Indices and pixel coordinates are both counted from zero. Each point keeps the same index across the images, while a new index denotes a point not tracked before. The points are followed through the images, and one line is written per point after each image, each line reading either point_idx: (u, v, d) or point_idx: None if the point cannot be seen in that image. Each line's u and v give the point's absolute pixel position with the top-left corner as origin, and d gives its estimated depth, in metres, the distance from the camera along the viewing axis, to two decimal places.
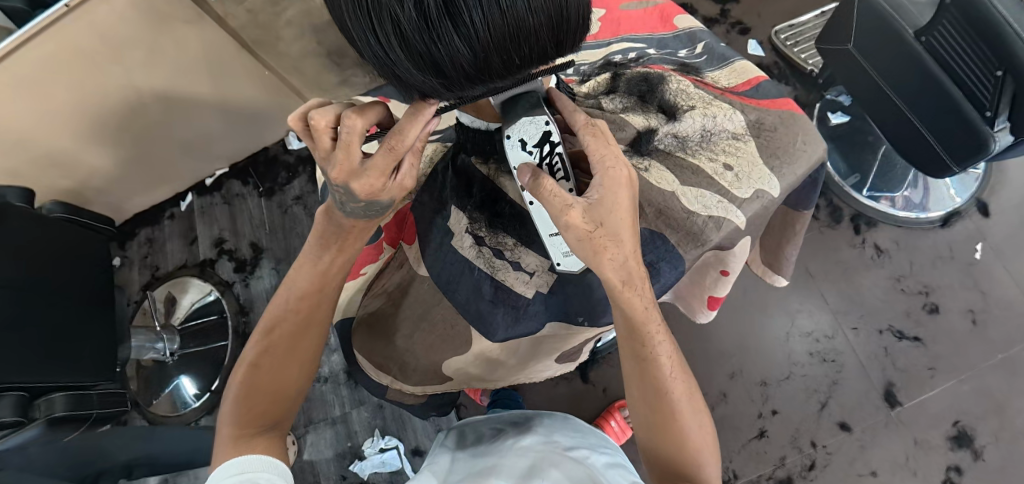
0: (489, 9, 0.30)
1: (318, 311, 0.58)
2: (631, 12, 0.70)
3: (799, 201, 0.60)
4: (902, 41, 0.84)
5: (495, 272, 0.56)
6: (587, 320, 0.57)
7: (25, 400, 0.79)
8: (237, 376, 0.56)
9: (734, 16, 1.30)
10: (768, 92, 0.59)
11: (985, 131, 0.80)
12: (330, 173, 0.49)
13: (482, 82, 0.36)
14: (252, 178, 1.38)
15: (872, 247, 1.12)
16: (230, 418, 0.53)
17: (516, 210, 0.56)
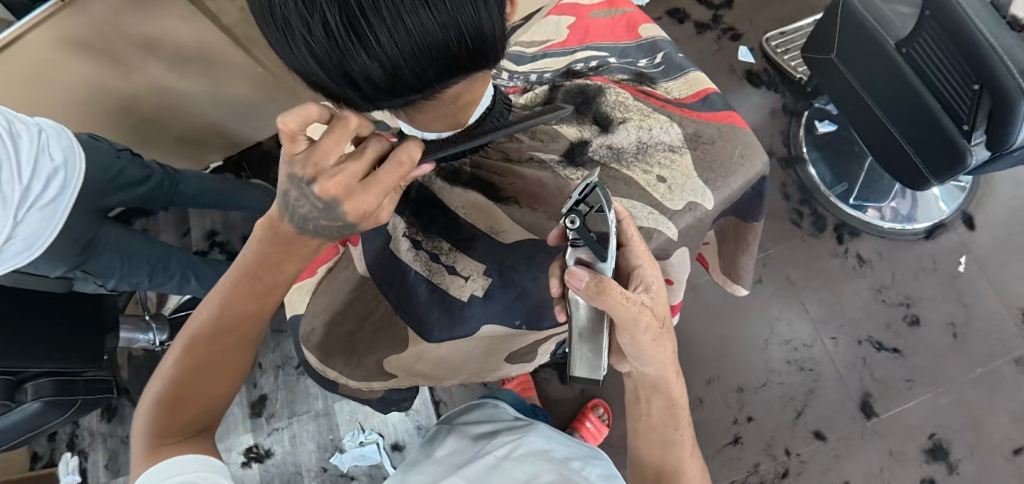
0: (397, 31, 0.31)
1: (251, 329, 0.51)
2: (598, 20, 0.70)
3: (749, 211, 0.61)
4: (882, 52, 0.84)
5: (431, 275, 0.58)
6: (524, 323, 0.59)
7: (11, 383, 0.84)
8: (154, 384, 0.48)
9: (726, 22, 1.31)
10: (714, 103, 0.60)
11: (963, 145, 0.80)
12: (318, 184, 0.41)
13: (403, 94, 0.37)
14: (245, 172, 1.40)
15: (855, 257, 1.12)
16: (143, 428, 0.46)
17: (450, 216, 0.59)
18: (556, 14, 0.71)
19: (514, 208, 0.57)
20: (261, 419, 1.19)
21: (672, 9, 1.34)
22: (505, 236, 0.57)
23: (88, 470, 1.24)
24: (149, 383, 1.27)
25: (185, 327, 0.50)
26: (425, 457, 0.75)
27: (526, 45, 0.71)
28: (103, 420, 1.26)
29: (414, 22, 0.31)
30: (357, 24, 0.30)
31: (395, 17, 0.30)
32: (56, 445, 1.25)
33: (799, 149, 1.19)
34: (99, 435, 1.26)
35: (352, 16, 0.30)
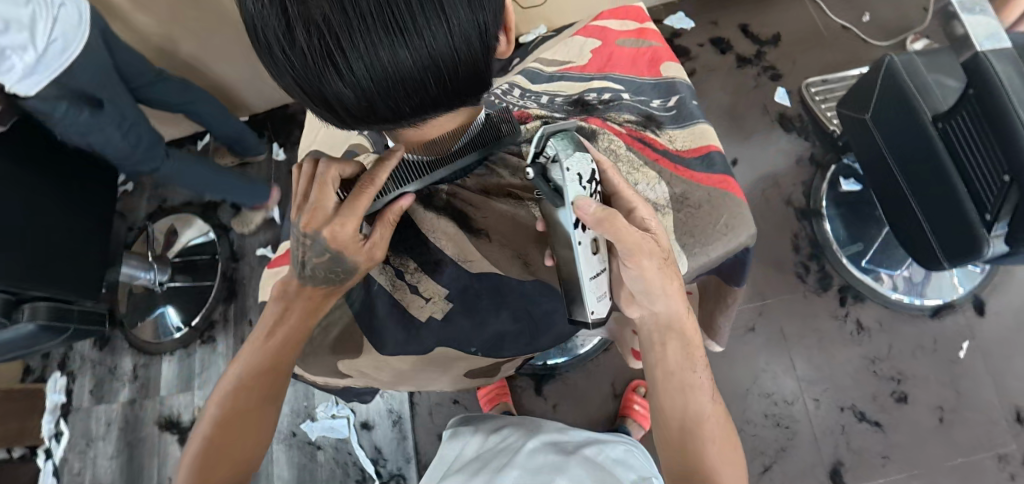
0: (369, 62, 0.35)
1: (278, 382, 0.57)
2: (624, 49, 0.73)
3: (731, 275, 0.63)
4: (916, 122, 0.81)
5: (395, 291, 0.62)
6: (479, 350, 0.63)
7: (8, 302, 0.84)
8: (189, 453, 0.54)
9: (769, 60, 1.30)
10: (713, 162, 0.63)
11: (982, 234, 0.76)
12: (301, 220, 0.52)
13: (377, 118, 0.41)
14: (267, 131, 1.41)
15: (854, 322, 1.10)
16: (185, 473, 0.52)
17: (420, 234, 0.62)
18: (585, 37, 0.75)
19: (485, 240, 0.61)
20: None
21: (717, 38, 1.33)
22: (470, 265, 0.61)
23: (74, 392, 1.28)
24: (144, 320, 1.30)
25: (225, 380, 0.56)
26: (450, 458, 0.76)
27: (555, 63, 0.75)
28: (95, 347, 1.31)
29: (383, 55, 0.35)
30: (332, 51, 0.35)
31: (365, 50, 0.35)
32: (48, 364, 1.31)
33: (818, 203, 1.17)
34: (89, 361, 1.30)
35: (328, 45, 0.34)
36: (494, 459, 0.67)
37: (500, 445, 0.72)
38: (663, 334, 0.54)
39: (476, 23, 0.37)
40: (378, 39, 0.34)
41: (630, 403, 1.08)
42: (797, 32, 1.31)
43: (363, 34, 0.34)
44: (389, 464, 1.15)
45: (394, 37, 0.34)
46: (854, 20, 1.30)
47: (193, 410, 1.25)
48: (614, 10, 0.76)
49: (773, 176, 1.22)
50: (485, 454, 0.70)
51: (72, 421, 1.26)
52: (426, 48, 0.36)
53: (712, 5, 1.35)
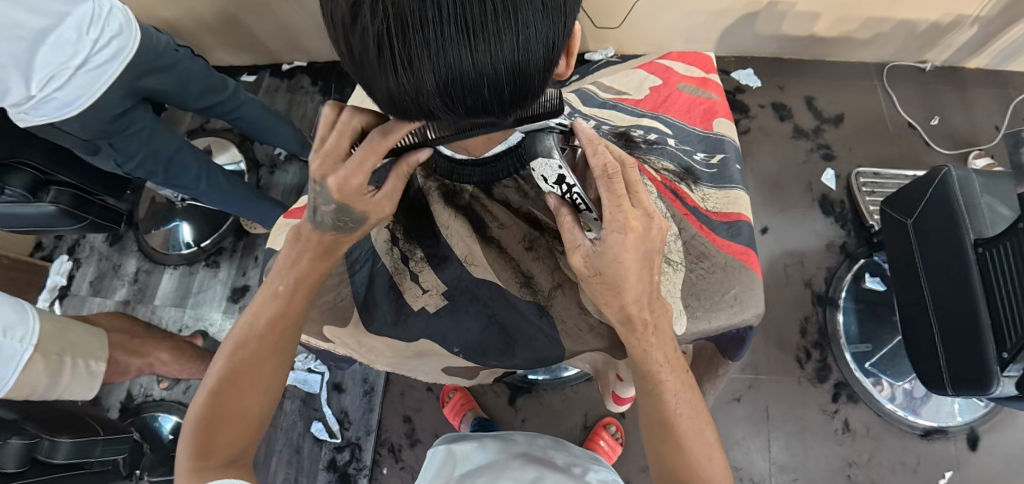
0: (436, 59, 0.35)
1: (284, 333, 0.56)
2: (681, 94, 0.73)
3: (727, 348, 0.63)
4: (957, 243, 0.79)
5: (396, 273, 0.63)
6: (461, 352, 0.63)
7: (39, 182, 0.86)
8: (195, 405, 0.53)
9: (825, 139, 1.28)
10: (738, 233, 0.63)
11: (993, 371, 0.74)
12: (312, 160, 0.48)
13: (422, 113, 0.41)
14: (322, 82, 1.44)
15: (841, 421, 1.07)
16: (187, 450, 0.51)
17: (434, 227, 0.63)
18: (647, 73, 0.75)
19: (493, 249, 0.62)
20: (235, 306, 1.29)
21: (779, 103, 1.32)
22: (474, 269, 0.61)
23: (75, 278, 1.32)
24: (156, 230, 1.33)
25: (219, 349, 0.55)
26: (447, 454, 0.73)
27: (611, 90, 0.75)
28: (106, 242, 1.35)
29: (449, 56, 0.34)
30: (394, 38, 0.34)
31: (433, 44, 0.34)
32: (59, 244, 1.35)
33: (837, 292, 1.14)
34: (98, 253, 1.35)
35: (392, 32, 0.34)
36: (477, 472, 0.64)
37: (505, 453, 0.69)
38: (646, 368, 0.51)
39: (546, 43, 0.37)
40: (447, 37, 0.34)
41: (596, 438, 1.07)
42: (862, 118, 1.29)
43: (437, 32, 0.33)
44: (350, 430, 1.16)
45: (464, 38, 0.34)
46: (922, 120, 1.28)
47: (179, 326, 1.28)
48: (681, 53, 0.76)
49: (799, 254, 1.20)
50: (489, 462, 0.66)
51: (67, 304, 1.30)
52: (493, 57, 0.35)
53: (784, 69, 1.33)
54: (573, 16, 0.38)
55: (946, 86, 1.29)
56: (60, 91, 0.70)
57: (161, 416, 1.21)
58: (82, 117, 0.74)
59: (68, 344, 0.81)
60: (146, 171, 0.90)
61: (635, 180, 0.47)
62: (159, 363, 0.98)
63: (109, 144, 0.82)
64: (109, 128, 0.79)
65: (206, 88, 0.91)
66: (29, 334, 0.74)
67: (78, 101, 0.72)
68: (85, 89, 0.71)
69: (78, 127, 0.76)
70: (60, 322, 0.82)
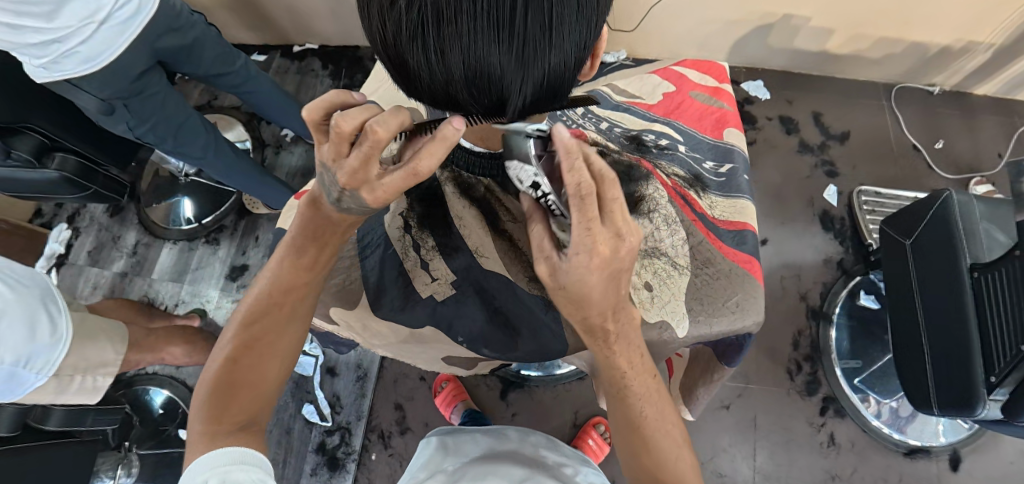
0: (466, 50, 0.35)
1: (300, 305, 0.56)
2: (693, 102, 0.73)
3: (727, 355, 0.64)
4: (956, 264, 0.80)
5: (405, 260, 0.63)
6: (465, 341, 0.63)
7: (43, 147, 0.86)
8: (211, 367, 0.54)
9: (830, 155, 1.29)
10: (744, 242, 0.64)
11: (980, 394, 0.75)
12: (340, 179, 0.45)
13: (445, 101, 0.41)
14: (332, 66, 1.43)
15: (827, 434, 1.09)
16: (202, 410, 0.52)
17: (447, 217, 0.64)
18: (660, 79, 0.75)
19: (504, 242, 0.63)
20: (233, 284, 1.29)
21: (787, 117, 1.32)
22: (484, 261, 0.63)
23: (74, 247, 1.32)
24: (158, 203, 1.32)
25: (236, 314, 0.56)
26: (438, 450, 0.73)
27: (624, 94, 0.75)
28: (107, 213, 1.35)
29: (479, 49, 0.35)
30: (429, 27, 0.35)
31: (465, 37, 0.34)
32: (59, 212, 1.35)
33: (831, 308, 1.15)
34: (98, 223, 1.34)
35: (428, 22, 0.34)
36: (466, 466, 0.64)
37: (496, 450, 0.69)
38: (613, 373, 0.51)
39: (575, 46, 0.37)
40: (479, 31, 0.34)
41: (584, 437, 1.08)
42: (868, 136, 1.30)
43: (469, 25, 0.34)
44: (341, 415, 1.16)
45: (495, 35, 0.34)
46: (927, 143, 1.29)
47: (175, 301, 1.28)
48: (696, 61, 0.76)
49: (796, 267, 1.21)
50: (478, 456, 0.67)
51: (63, 273, 1.30)
52: (521, 52, 0.35)
53: (794, 83, 1.34)
54: (602, 22, 0.39)
55: (952, 110, 1.30)
56: (83, 46, 0.70)
57: (152, 390, 1.21)
58: (102, 75, 0.74)
59: (84, 356, 0.79)
60: (156, 136, 0.90)
61: (611, 195, 0.40)
62: (172, 358, 0.99)
63: (123, 106, 0.82)
64: (127, 89, 0.79)
65: (219, 56, 0.93)
66: (49, 362, 0.72)
67: (101, 59, 0.72)
68: (107, 45, 0.72)
69: (96, 86, 0.76)
70: (78, 321, 0.80)
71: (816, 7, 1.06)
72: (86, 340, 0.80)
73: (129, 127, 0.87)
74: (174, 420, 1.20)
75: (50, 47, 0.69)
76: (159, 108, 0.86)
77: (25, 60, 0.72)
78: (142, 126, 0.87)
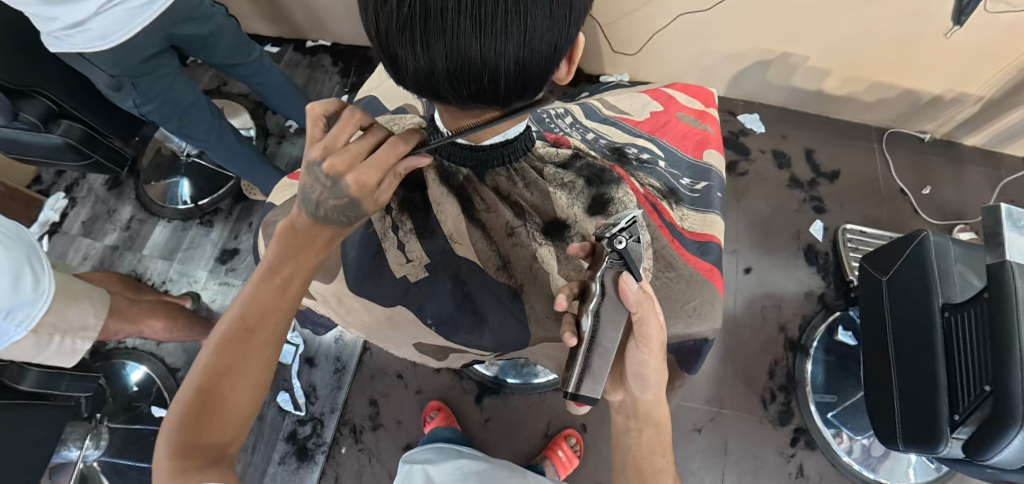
0: (450, 43, 0.37)
1: (276, 323, 0.53)
2: (679, 121, 0.76)
3: (686, 359, 0.69)
4: (927, 304, 0.81)
5: (384, 239, 0.64)
6: (433, 325, 0.65)
7: (50, 113, 0.88)
8: (179, 400, 0.49)
9: (819, 192, 1.32)
10: (707, 252, 0.66)
11: (942, 431, 0.76)
12: (329, 160, 0.47)
13: (431, 91, 0.43)
14: (342, 63, 1.46)
15: (796, 465, 1.09)
16: (171, 447, 0.47)
17: (427, 202, 0.65)
18: (650, 97, 0.78)
19: (477, 230, 0.64)
20: (222, 267, 1.30)
21: (780, 151, 1.36)
22: (457, 247, 0.64)
23: (68, 216, 1.33)
24: (156, 181, 1.34)
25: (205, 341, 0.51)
26: None
27: (614, 109, 0.78)
28: (105, 186, 1.37)
29: (463, 43, 0.37)
30: (418, 20, 0.37)
31: (449, 31, 0.37)
32: (58, 181, 1.36)
33: (809, 341, 1.16)
34: (95, 196, 1.36)
35: (415, 15, 0.37)
36: None
37: None
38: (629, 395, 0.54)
39: (549, 47, 0.40)
40: (462, 27, 0.36)
41: (554, 448, 1.07)
42: (857, 176, 1.33)
43: (453, 19, 0.36)
44: (316, 405, 1.16)
45: (476, 31, 0.37)
46: (914, 188, 1.32)
47: (162, 279, 1.29)
48: (686, 84, 0.79)
49: (777, 298, 1.23)
50: None
51: (55, 241, 1.31)
52: (501, 49, 0.38)
53: (789, 120, 1.38)
54: (578, 26, 0.41)
55: (940, 159, 1.33)
56: (96, 24, 0.72)
57: (129, 364, 1.20)
58: (114, 52, 0.77)
59: (64, 318, 0.80)
60: (161, 116, 0.92)
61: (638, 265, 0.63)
62: (151, 332, 1.00)
63: (132, 84, 0.84)
64: (137, 68, 0.81)
65: (234, 48, 0.96)
66: (31, 317, 0.73)
67: (113, 39, 0.75)
68: (120, 26, 0.74)
69: (106, 62, 0.78)
70: (61, 282, 0.80)
71: (813, 47, 1.10)
72: (68, 300, 0.80)
73: (135, 102, 0.89)
74: (147, 397, 1.19)
75: (66, 20, 0.71)
76: (168, 89, 0.88)
77: (42, 30, 0.75)
78: (146, 102, 0.89)
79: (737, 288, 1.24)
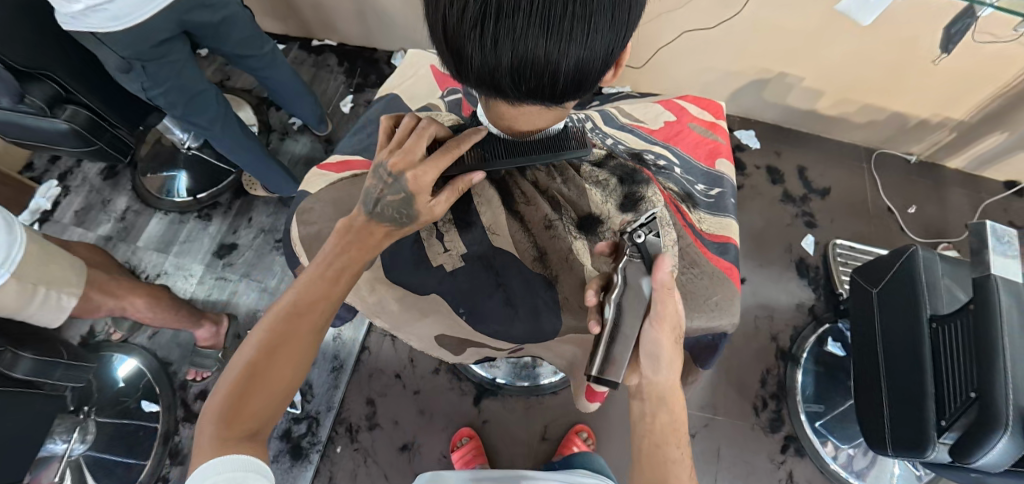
0: (510, 41, 0.40)
1: (323, 310, 0.56)
2: (692, 131, 0.79)
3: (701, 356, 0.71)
4: (917, 314, 0.85)
5: (422, 229, 0.67)
6: (465, 313, 0.67)
7: (56, 97, 0.87)
8: (228, 374, 0.52)
9: (810, 207, 1.36)
10: (727, 252, 0.70)
11: (930, 435, 0.80)
12: (394, 159, 0.57)
13: (486, 85, 0.45)
14: (348, 64, 1.47)
15: (785, 472, 1.12)
16: (215, 417, 0.50)
17: (467, 193, 0.69)
18: (663, 107, 0.81)
19: (516, 222, 0.69)
20: (219, 262, 1.29)
21: (774, 167, 1.40)
22: (496, 237, 0.68)
23: (61, 205, 1.31)
24: (155, 173, 1.33)
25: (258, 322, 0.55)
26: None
27: (629, 117, 0.81)
28: (101, 176, 1.35)
29: (523, 41, 0.39)
30: (481, 17, 0.39)
31: (510, 29, 0.39)
32: (52, 169, 1.34)
33: (800, 351, 1.20)
34: (89, 185, 1.34)
35: (478, 13, 0.39)
36: None
37: None
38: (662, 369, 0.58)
39: (606, 49, 0.42)
40: (523, 25, 0.39)
41: (569, 444, 1.09)
42: (846, 194, 1.38)
43: (515, 18, 0.38)
44: (311, 403, 1.16)
45: (537, 30, 0.39)
46: (901, 207, 1.37)
47: (157, 271, 1.27)
48: (696, 97, 0.82)
49: (770, 308, 1.26)
50: None
51: (46, 229, 1.28)
52: (558, 48, 0.40)
53: (783, 137, 1.43)
54: (631, 32, 0.43)
55: (925, 181, 1.39)
56: (113, 4, 0.72)
57: (118, 357, 1.19)
58: (127, 35, 0.77)
59: (51, 275, 0.79)
60: (168, 102, 0.92)
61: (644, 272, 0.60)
62: (132, 310, 0.97)
63: (142, 67, 0.84)
64: (148, 53, 0.82)
65: (245, 38, 0.96)
66: (9, 259, 0.72)
67: (128, 20, 0.75)
68: (136, 9, 0.74)
69: (119, 44, 0.78)
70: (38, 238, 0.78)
71: (809, 68, 1.14)
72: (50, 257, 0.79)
73: (147, 89, 0.89)
74: (135, 392, 1.17)
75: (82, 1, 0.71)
76: (175, 75, 0.88)
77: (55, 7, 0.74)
78: (158, 89, 0.88)
79: None
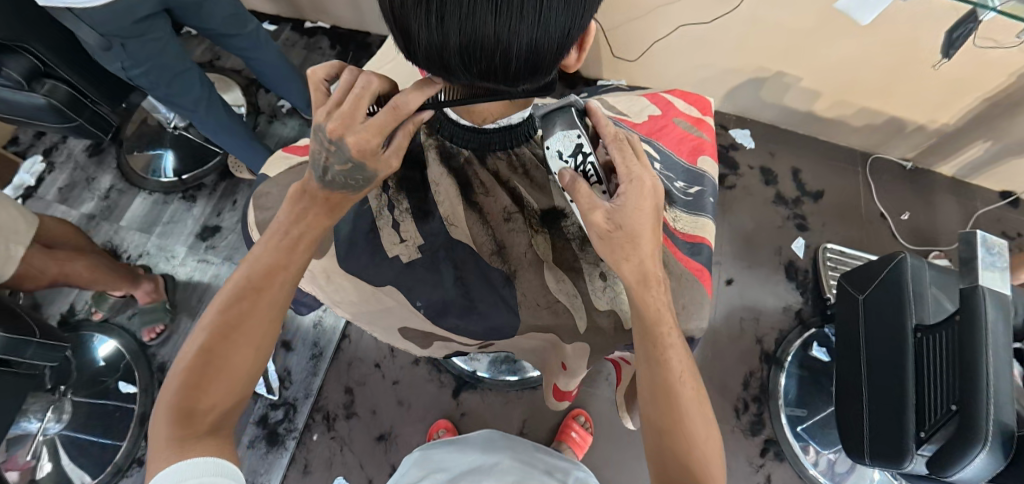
0: (465, 20, 0.38)
1: (277, 290, 0.54)
2: (675, 126, 0.77)
3: None
4: (900, 321, 0.84)
5: (378, 218, 0.67)
6: (423, 307, 0.66)
7: (35, 71, 0.85)
8: (181, 364, 0.51)
9: (802, 210, 1.35)
10: (699, 253, 0.69)
11: (908, 446, 0.78)
12: (329, 125, 0.51)
13: (437, 67, 0.44)
14: (340, 47, 1.45)
15: (764, 475, 1.11)
16: (171, 411, 0.49)
17: (426, 181, 0.69)
18: (648, 101, 0.79)
19: (475, 214, 0.67)
20: (201, 244, 1.27)
21: (767, 168, 1.38)
22: (454, 229, 0.67)
23: (44, 181, 1.29)
24: (141, 152, 1.31)
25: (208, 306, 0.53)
26: None
27: (613, 109, 0.79)
28: (86, 153, 1.33)
29: (477, 19, 0.38)
30: None
31: (465, 7, 0.37)
32: (36, 144, 1.32)
33: (784, 354, 1.18)
34: (74, 162, 1.32)
35: None
36: None
37: None
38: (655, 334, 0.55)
39: (561, 32, 0.40)
40: (478, 3, 0.37)
41: (566, 429, 1.09)
42: (839, 198, 1.36)
43: None
44: (289, 390, 1.15)
45: (491, 8, 0.37)
46: (894, 213, 1.35)
47: (139, 252, 1.26)
48: (685, 92, 0.81)
49: (756, 310, 1.25)
50: None
51: (29, 205, 1.27)
52: (513, 28, 0.38)
53: (778, 138, 1.40)
54: (589, 14, 0.42)
55: (920, 187, 1.37)
56: None
57: (97, 337, 1.18)
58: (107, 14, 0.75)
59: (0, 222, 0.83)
60: (149, 82, 0.89)
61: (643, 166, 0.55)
62: (75, 273, 1.00)
63: (121, 45, 0.81)
64: (128, 29, 0.79)
65: (230, 18, 0.94)
66: None
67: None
68: None
69: (98, 19, 0.75)
70: None
71: (807, 67, 1.12)
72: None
73: (124, 67, 0.86)
74: (114, 372, 1.16)
75: None
76: (157, 53, 0.86)
77: None
78: (137, 67, 0.86)
79: (717, 299, 1.26)
